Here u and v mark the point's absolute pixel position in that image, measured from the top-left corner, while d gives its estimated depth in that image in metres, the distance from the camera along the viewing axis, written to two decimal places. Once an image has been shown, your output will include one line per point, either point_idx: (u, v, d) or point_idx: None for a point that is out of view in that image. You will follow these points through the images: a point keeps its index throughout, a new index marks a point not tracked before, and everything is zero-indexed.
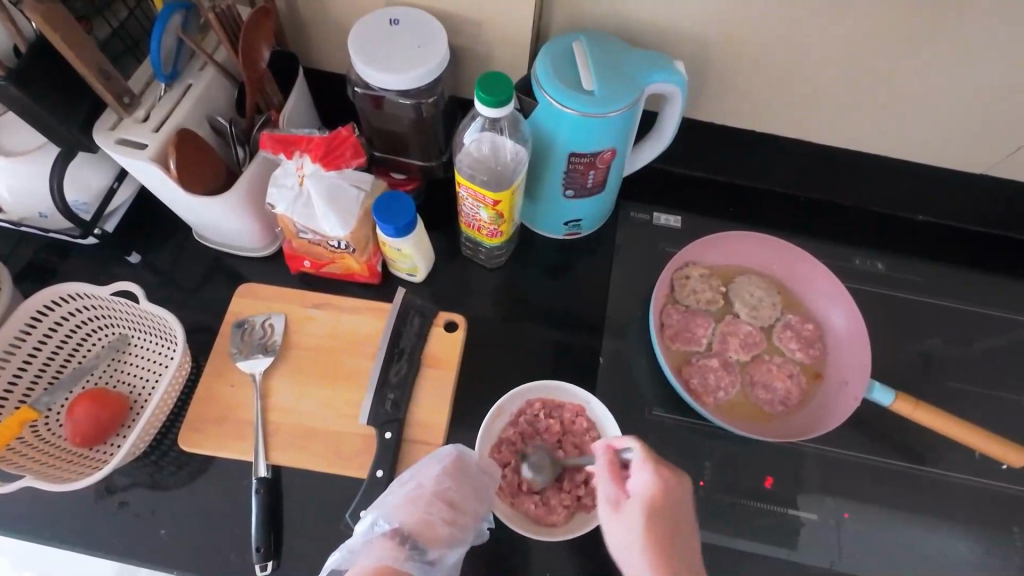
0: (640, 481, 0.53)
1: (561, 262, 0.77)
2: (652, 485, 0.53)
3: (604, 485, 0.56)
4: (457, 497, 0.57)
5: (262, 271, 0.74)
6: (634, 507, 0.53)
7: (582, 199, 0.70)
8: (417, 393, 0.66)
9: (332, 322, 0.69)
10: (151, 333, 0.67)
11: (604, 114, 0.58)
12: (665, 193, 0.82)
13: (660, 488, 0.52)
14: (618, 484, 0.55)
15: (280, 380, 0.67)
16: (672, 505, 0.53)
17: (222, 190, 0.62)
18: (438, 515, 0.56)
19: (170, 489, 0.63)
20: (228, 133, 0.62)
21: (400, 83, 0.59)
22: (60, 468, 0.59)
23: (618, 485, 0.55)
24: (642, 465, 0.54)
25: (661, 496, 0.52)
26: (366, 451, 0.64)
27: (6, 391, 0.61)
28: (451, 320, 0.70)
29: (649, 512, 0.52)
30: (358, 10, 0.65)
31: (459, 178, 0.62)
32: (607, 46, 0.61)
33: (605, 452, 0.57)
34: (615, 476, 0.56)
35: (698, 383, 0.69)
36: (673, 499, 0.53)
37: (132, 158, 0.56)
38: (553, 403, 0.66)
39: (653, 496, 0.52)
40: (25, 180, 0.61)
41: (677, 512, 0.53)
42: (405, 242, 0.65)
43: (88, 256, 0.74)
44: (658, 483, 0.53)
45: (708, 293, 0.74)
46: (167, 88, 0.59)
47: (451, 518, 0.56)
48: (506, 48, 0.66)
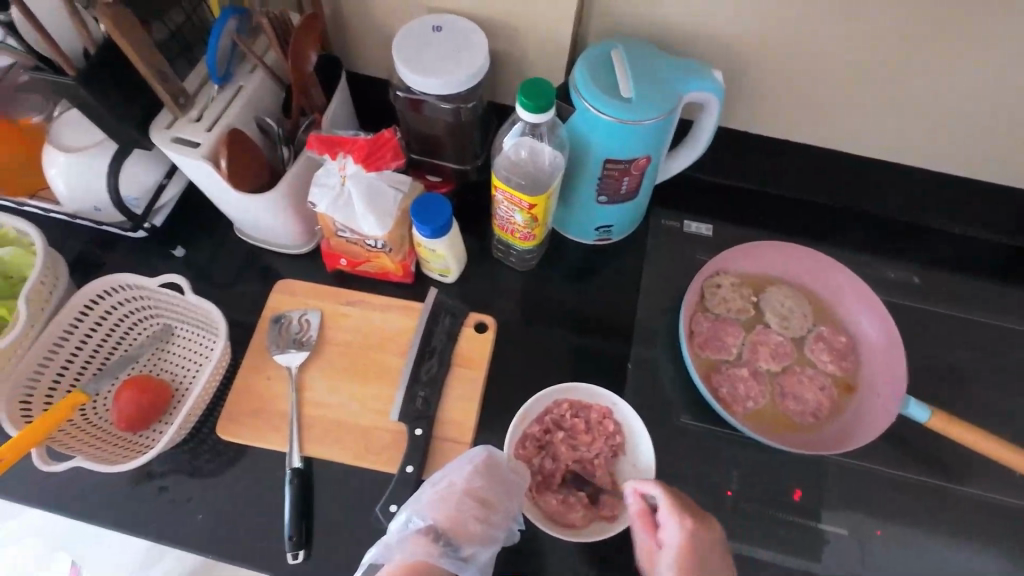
0: (670, 532, 0.56)
1: (590, 266, 0.78)
2: (681, 536, 0.55)
3: (638, 535, 0.58)
4: (491, 494, 0.57)
5: (298, 268, 0.76)
6: (666, 559, 0.55)
7: (614, 205, 0.71)
8: (447, 391, 0.68)
9: (366, 319, 0.71)
10: (195, 326, 0.69)
11: (641, 121, 0.58)
12: (697, 201, 0.82)
13: (689, 539, 0.55)
14: (650, 531, 0.57)
15: (314, 374, 0.68)
16: (702, 553, 0.55)
17: (267, 188, 0.64)
18: (472, 514, 0.56)
19: (205, 475, 0.65)
20: (275, 134, 0.64)
21: (441, 87, 0.60)
22: (109, 450, 0.62)
23: (650, 533, 0.57)
24: (670, 515, 0.56)
25: (692, 546, 0.55)
26: (395, 445, 0.65)
27: (58, 376, 0.64)
28: (481, 321, 0.72)
29: (682, 564, 0.54)
30: (401, 18, 0.67)
31: (495, 181, 0.62)
32: (644, 54, 0.61)
33: (636, 501, 0.58)
34: (646, 523, 0.58)
35: (726, 391, 0.69)
36: (704, 547, 0.55)
37: (186, 156, 0.58)
38: (579, 404, 0.66)
39: (684, 546, 0.55)
40: (82, 175, 0.65)
41: (707, 560, 0.55)
42: (439, 243, 0.67)
43: (133, 249, 0.76)
44: (685, 534, 0.55)
45: (738, 302, 0.74)
46: (219, 90, 0.61)
47: (485, 517, 0.56)
48: (545, 56, 0.67)
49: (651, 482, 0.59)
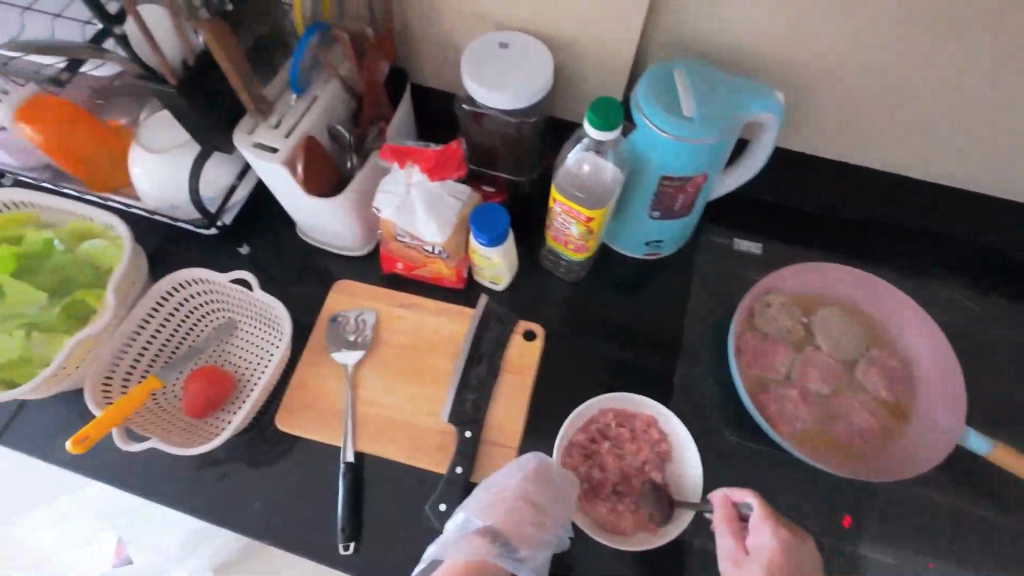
0: (761, 540, 0.56)
1: (639, 280, 0.78)
2: (773, 545, 0.55)
3: (723, 540, 0.58)
4: (544, 500, 0.58)
5: (355, 270, 0.79)
6: (754, 566, 0.55)
7: (666, 220, 0.72)
8: (495, 396, 0.70)
9: (419, 321, 0.74)
10: (260, 321, 0.73)
11: (701, 141, 0.60)
12: (747, 219, 0.82)
13: (783, 549, 0.55)
14: (736, 538, 0.58)
15: (369, 372, 0.71)
16: (794, 566, 0.55)
17: (334, 193, 0.68)
18: (526, 518, 0.57)
19: (263, 465, 0.68)
20: (344, 142, 0.68)
21: (506, 101, 0.62)
22: (180, 435, 0.66)
23: (736, 540, 0.58)
24: (762, 523, 0.57)
25: (786, 557, 0.55)
26: (444, 446, 0.67)
27: (134, 362, 0.68)
28: (530, 329, 0.73)
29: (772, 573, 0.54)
30: (468, 34, 0.69)
31: (556, 193, 0.64)
32: (705, 74, 0.62)
33: (722, 504, 0.59)
34: (731, 529, 0.58)
35: (774, 411, 0.69)
36: (795, 560, 0.55)
37: (266, 161, 0.61)
38: (625, 414, 0.66)
39: (778, 555, 0.55)
40: (164, 175, 0.70)
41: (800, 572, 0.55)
42: (494, 252, 0.69)
43: (201, 245, 0.80)
44: (779, 543, 0.55)
45: (789, 322, 0.73)
46: (297, 99, 0.65)
47: (539, 522, 0.58)
48: (606, 73, 0.69)
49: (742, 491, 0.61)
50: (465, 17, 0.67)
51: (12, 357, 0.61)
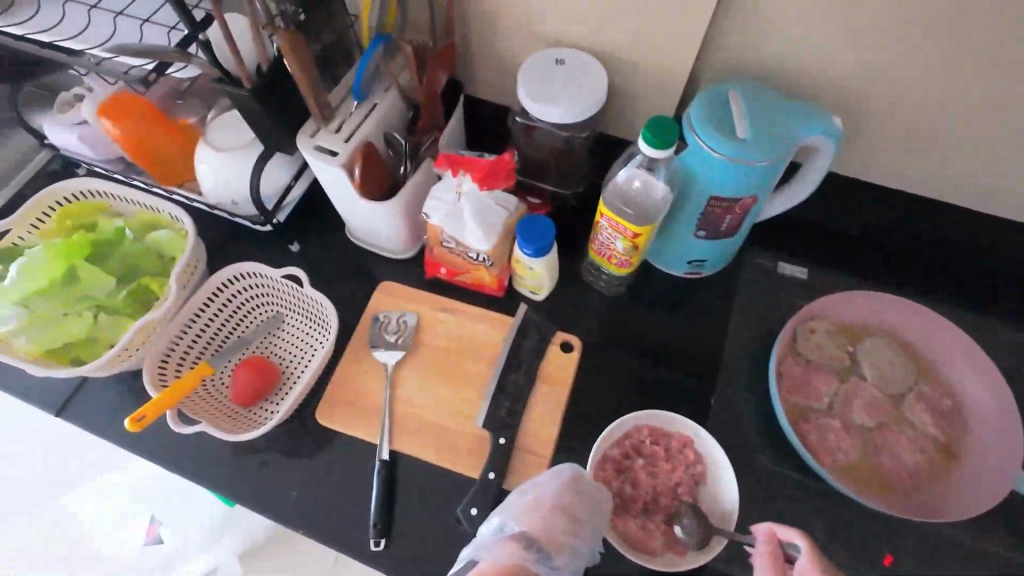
0: None
1: (679, 298, 0.78)
2: None
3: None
4: (577, 508, 0.58)
5: (399, 272, 0.81)
6: None
7: (711, 240, 0.71)
8: (530, 405, 0.70)
9: (459, 326, 0.75)
10: (307, 317, 0.75)
11: (755, 162, 0.59)
12: (793, 243, 0.81)
13: None
14: None
15: (408, 373, 0.73)
16: None
17: (386, 197, 0.70)
18: (561, 525, 0.57)
19: (301, 456, 0.70)
20: (399, 148, 0.70)
21: (562, 115, 0.64)
22: (228, 422, 0.68)
23: None
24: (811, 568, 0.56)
25: None
26: (479, 451, 0.68)
27: (188, 348, 0.71)
28: (567, 341, 0.74)
29: None
30: (524, 50, 0.71)
31: (604, 208, 0.64)
32: (761, 97, 0.62)
33: (768, 539, 0.59)
34: (774, 566, 0.57)
35: (815, 440, 0.67)
36: None
37: (326, 163, 0.64)
38: (660, 432, 0.66)
39: None
40: (228, 172, 0.73)
41: None
42: (538, 262, 0.70)
43: (255, 241, 0.84)
44: None
45: (833, 350, 0.72)
46: (357, 106, 0.67)
47: (573, 530, 0.57)
48: (659, 92, 0.70)
49: (790, 532, 0.60)
50: (523, 32, 0.69)
51: (80, 336, 0.65)
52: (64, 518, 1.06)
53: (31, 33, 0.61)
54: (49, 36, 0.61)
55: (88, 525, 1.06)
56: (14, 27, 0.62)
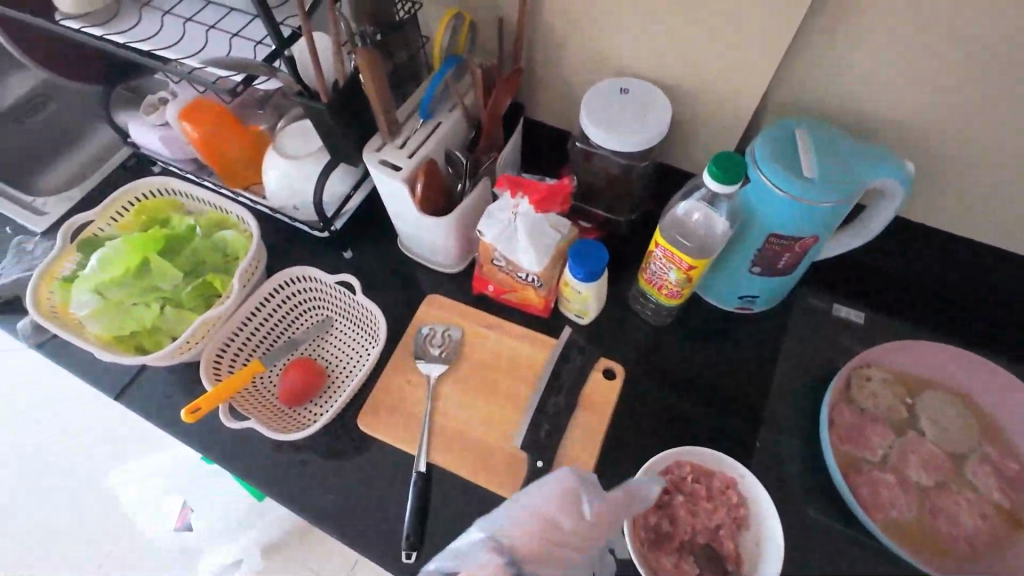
0: None
1: (728, 334, 0.77)
2: None
3: None
4: (590, 525, 0.54)
5: (447, 286, 0.82)
6: None
7: (766, 277, 0.70)
8: (570, 429, 0.70)
9: (502, 343, 0.76)
10: (356, 323, 0.77)
11: (818, 202, 0.58)
12: (849, 286, 0.79)
13: None
14: None
15: (450, 387, 0.73)
16: None
17: (442, 213, 0.72)
18: (571, 542, 0.53)
19: (339, 460, 0.71)
20: (459, 167, 0.72)
21: (619, 145, 0.64)
22: (276, 421, 0.70)
23: None
24: None
25: None
26: (516, 472, 0.68)
27: (243, 345, 0.74)
28: (610, 368, 0.73)
29: None
30: (590, 78, 0.72)
31: (659, 238, 0.64)
32: (829, 137, 0.61)
33: None
34: None
35: (867, 494, 0.64)
36: None
37: (389, 177, 0.66)
38: (702, 469, 0.64)
39: None
40: (293, 178, 0.77)
41: None
42: (587, 287, 0.69)
43: (311, 246, 0.87)
44: None
45: (889, 400, 0.69)
46: (422, 124, 0.69)
47: (580, 547, 0.53)
48: (722, 125, 0.70)
49: None
50: (590, 61, 0.70)
51: (148, 326, 0.69)
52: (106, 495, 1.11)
53: (133, 41, 0.66)
54: (147, 44, 0.66)
55: (125, 505, 1.10)
56: (119, 34, 0.67)
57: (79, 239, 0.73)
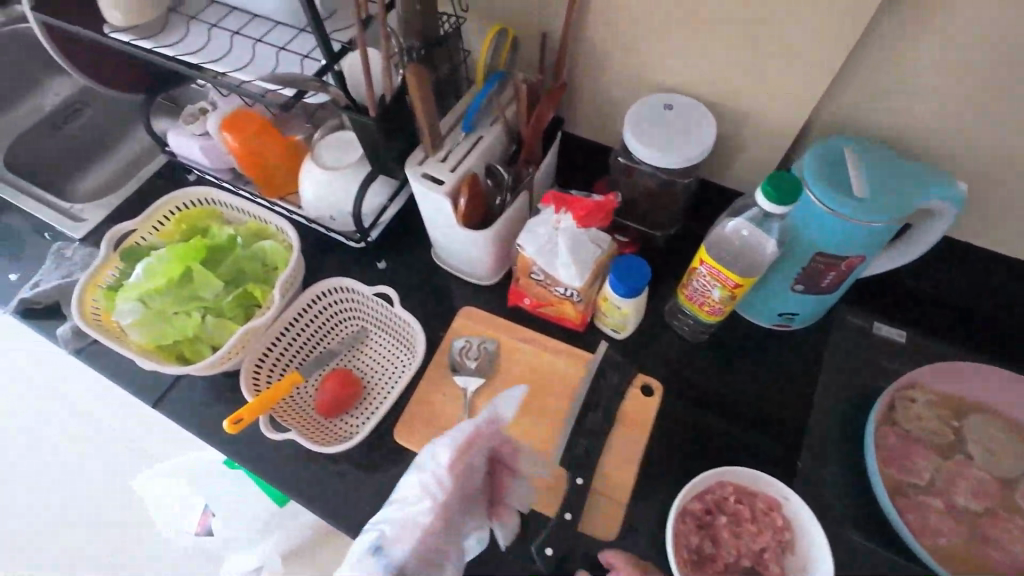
0: None
1: (767, 351, 0.76)
2: None
3: None
4: (470, 488, 0.57)
5: (482, 298, 0.82)
6: None
7: (808, 295, 0.69)
8: (607, 446, 0.69)
9: (538, 358, 0.76)
10: (393, 335, 0.78)
11: (869, 223, 0.57)
12: (891, 304, 0.78)
13: None
14: None
15: (486, 400, 0.73)
16: None
17: (481, 226, 0.72)
18: (460, 505, 0.56)
19: (373, 474, 0.70)
20: (499, 180, 0.71)
21: (664, 160, 0.64)
22: (314, 433, 0.71)
23: None
24: None
25: None
26: (554, 491, 0.67)
27: (281, 355, 0.74)
28: (648, 384, 0.73)
29: None
30: (631, 93, 0.72)
31: (703, 255, 0.63)
32: (879, 157, 0.61)
33: None
34: None
35: (914, 519, 0.63)
36: None
37: (432, 191, 0.66)
38: (745, 490, 0.63)
39: None
40: (330, 188, 0.77)
41: None
42: (627, 302, 0.69)
43: (344, 255, 0.87)
44: None
45: (934, 423, 0.68)
46: (464, 137, 0.69)
47: (469, 504, 0.58)
48: (766, 141, 0.69)
49: None
50: (634, 78, 0.70)
51: (188, 335, 0.69)
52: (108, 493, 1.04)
53: (181, 54, 0.67)
54: (196, 58, 0.66)
55: (135, 502, 1.04)
56: (167, 47, 0.68)
57: (123, 248, 0.74)
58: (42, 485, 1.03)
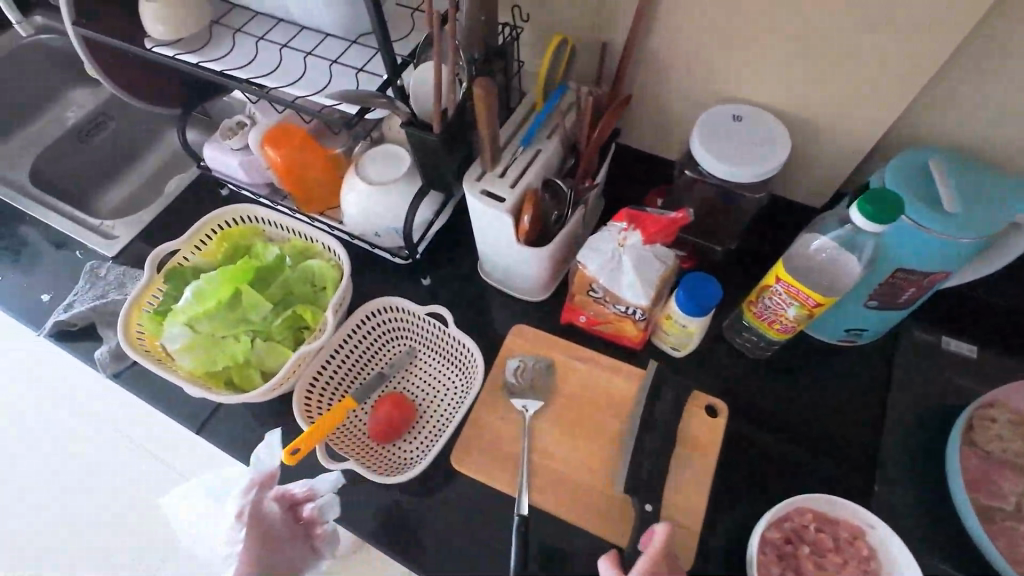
0: None
1: (834, 367, 0.73)
2: None
3: None
4: (273, 532, 0.60)
5: (534, 315, 0.79)
6: None
7: (883, 311, 0.66)
8: (676, 471, 0.67)
9: (597, 377, 0.73)
10: (445, 355, 0.75)
11: (962, 239, 0.54)
12: (960, 318, 0.75)
13: None
14: None
15: (546, 424, 0.71)
16: None
17: (539, 243, 0.69)
18: (265, 549, 0.59)
19: (430, 503, 0.67)
20: (557, 195, 0.69)
21: (736, 174, 0.61)
22: (370, 462, 0.68)
23: None
24: None
25: None
26: (625, 519, 0.65)
27: (332, 379, 0.72)
28: (712, 404, 0.70)
29: None
30: (692, 103, 0.70)
31: (778, 272, 0.61)
32: (965, 170, 0.58)
33: None
34: None
35: (1003, 546, 0.61)
36: None
37: (493, 209, 0.63)
38: (826, 518, 0.61)
39: None
40: (372, 201, 0.73)
41: None
42: (694, 321, 0.66)
43: (388, 271, 0.84)
44: None
45: (1019, 444, 0.65)
46: (521, 151, 0.67)
47: (279, 547, 0.60)
48: (836, 151, 0.67)
49: None
50: (696, 90, 0.68)
51: (238, 360, 0.67)
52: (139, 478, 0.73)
53: (229, 68, 0.64)
54: (246, 73, 0.64)
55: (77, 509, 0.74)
56: (214, 62, 0.65)
57: (167, 269, 0.71)
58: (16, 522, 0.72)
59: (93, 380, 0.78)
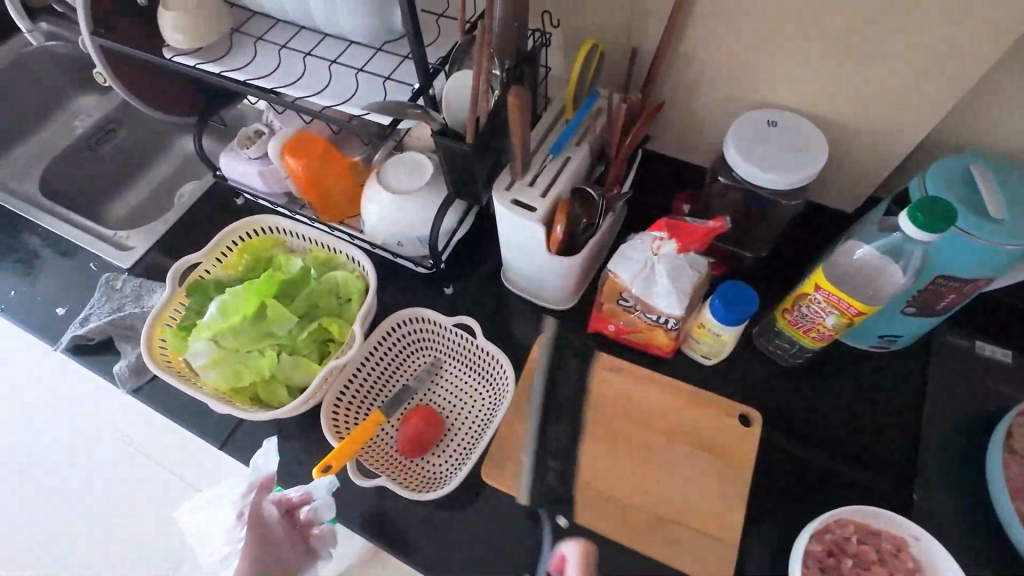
0: None
1: (868, 375, 0.72)
2: None
3: None
4: (272, 536, 0.59)
5: (560, 324, 0.78)
6: None
7: (920, 318, 0.65)
8: (713, 483, 0.65)
9: (628, 387, 0.71)
10: (472, 367, 0.74)
11: (1010, 246, 0.53)
12: (993, 323, 0.74)
13: None
14: None
15: (577, 435, 0.69)
16: None
17: (568, 252, 0.68)
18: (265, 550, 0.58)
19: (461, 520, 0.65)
20: (588, 203, 0.67)
21: (775, 182, 0.60)
22: (400, 478, 0.67)
23: None
24: None
25: None
26: (661, 532, 0.63)
27: (360, 393, 0.71)
28: (746, 414, 0.69)
29: None
30: (723, 108, 0.69)
31: (818, 280, 0.60)
32: (1008, 175, 0.57)
33: None
34: None
35: None
36: None
37: (525, 219, 0.62)
38: (868, 529, 0.60)
39: None
40: (396, 212, 0.72)
41: None
42: (729, 329, 0.65)
43: (410, 280, 0.82)
44: None
45: None
46: (551, 159, 0.65)
47: (279, 548, 0.59)
48: (871, 156, 0.66)
49: None
50: (728, 94, 0.67)
51: (264, 376, 0.65)
52: (152, 492, 0.72)
53: (253, 78, 0.63)
54: (270, 82, 0.62)
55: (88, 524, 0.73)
56: (236, 71, 0.64)
57: (189, 283, 0.70)
58: (25, 538, 0.71)
59: (110, 396, 0.76)
